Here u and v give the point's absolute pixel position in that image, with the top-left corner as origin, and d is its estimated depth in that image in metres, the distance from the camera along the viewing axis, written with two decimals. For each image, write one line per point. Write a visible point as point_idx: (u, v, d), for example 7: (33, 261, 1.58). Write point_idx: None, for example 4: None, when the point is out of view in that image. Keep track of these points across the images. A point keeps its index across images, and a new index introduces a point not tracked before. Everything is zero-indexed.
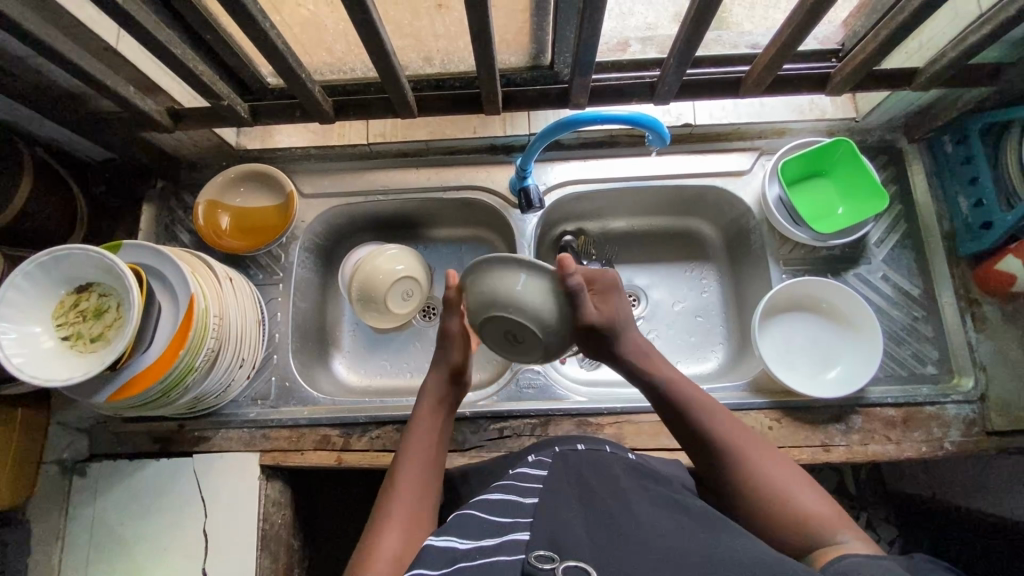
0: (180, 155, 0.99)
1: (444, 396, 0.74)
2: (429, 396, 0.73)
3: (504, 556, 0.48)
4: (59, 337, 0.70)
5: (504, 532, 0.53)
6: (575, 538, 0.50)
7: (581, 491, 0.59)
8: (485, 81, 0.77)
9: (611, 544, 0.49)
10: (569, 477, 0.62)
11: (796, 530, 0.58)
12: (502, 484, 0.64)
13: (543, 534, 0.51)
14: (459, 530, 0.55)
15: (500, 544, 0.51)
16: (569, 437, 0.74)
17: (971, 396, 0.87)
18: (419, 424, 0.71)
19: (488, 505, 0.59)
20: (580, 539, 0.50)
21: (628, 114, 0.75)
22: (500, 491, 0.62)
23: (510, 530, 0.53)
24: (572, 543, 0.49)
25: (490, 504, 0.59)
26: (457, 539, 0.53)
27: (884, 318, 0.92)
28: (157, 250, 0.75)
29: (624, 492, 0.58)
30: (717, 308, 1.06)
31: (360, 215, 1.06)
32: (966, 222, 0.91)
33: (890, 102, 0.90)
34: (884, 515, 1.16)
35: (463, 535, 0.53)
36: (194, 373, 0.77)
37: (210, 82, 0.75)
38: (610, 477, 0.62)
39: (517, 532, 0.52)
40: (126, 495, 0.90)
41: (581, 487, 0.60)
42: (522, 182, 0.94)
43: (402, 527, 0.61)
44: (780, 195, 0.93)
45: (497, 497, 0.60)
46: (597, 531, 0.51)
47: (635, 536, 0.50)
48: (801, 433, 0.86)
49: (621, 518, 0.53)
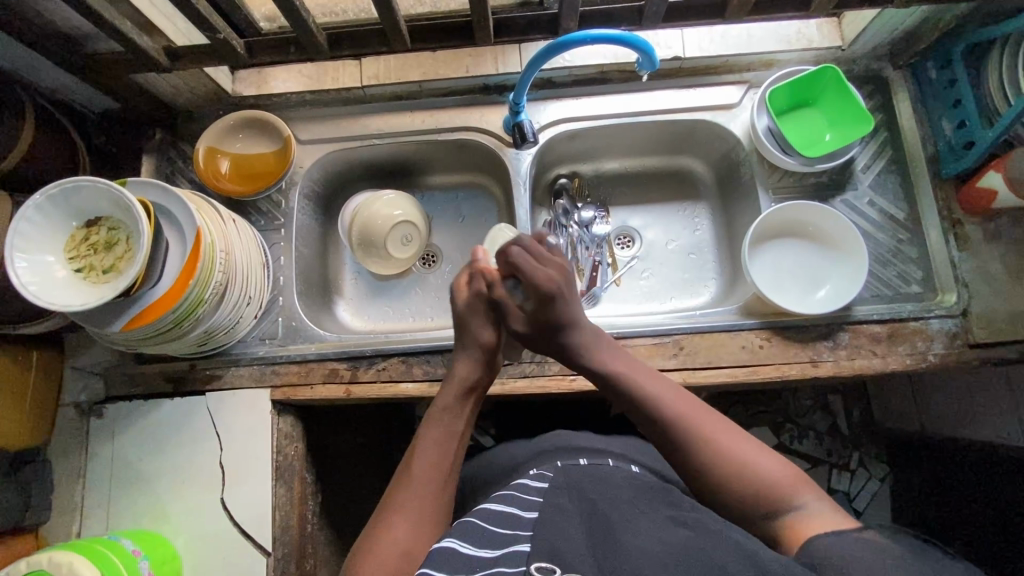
0: (176, 104, 1.00)
1: (475, 386, 0.74)
2: (451, 387, 0.73)
3: (507, 570, 0.52)
4: (72, 269, 0.72)
5: (506, 543, 0.56)
6: (578, 553, 0.53)
7: (582, 503, 0.61)
8: (476, 7, 0.78)
9: (613, 555, 0.52)
10: (569, 490, 0.64)
11: (765, 503, 0.59)
12: (501, 495, 0.66)
13: (545, 544, 0.54)
14: (462, 533, 0.58)
15: (502, 557, 0.54)
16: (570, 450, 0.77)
17: (954, 310, 0.90)
18: (440, 411, 0.71)
19: (489, 512, 0.61)
20: (581, 551, 0.54)
21: (618, 34, 0.76)
22: (500, 498, 0.65)
23: (511, 540, 0.57)
24: (574, 555, 0.53)
25: (490, 508, 0.62)
26: (461, 542, 0.56)
27: (870, 241, 0.95)
28: (163, 185, 0.78)
29: (623, 503, 0.60)
30: (709, 243, 1.10)
31: (357, 161, 1.07)
32: (950, 143, 0.93)
33: (875, 27, 0.91)
34: (875, 453, 1.33)
35: (468, 539, 0.56)
36: (204, 305, 0.80)
37: (206, 14, 0.75)
38: (612, 487, 0.64)
39: (520, 543, 0.56)
40: (143, 434, 0.93)
41: (583, 500, 0.62)
42: (515, 118, 0.95)
43: (409, 520, 0.62)
44: (769, 125, 0.95)
45: (497, 505, 0.63)
46: (598, 543, 0.55)
47: (632, 544, 0.53)
48: (790, 350, 0.90)
49: (620, 524, 0.56)
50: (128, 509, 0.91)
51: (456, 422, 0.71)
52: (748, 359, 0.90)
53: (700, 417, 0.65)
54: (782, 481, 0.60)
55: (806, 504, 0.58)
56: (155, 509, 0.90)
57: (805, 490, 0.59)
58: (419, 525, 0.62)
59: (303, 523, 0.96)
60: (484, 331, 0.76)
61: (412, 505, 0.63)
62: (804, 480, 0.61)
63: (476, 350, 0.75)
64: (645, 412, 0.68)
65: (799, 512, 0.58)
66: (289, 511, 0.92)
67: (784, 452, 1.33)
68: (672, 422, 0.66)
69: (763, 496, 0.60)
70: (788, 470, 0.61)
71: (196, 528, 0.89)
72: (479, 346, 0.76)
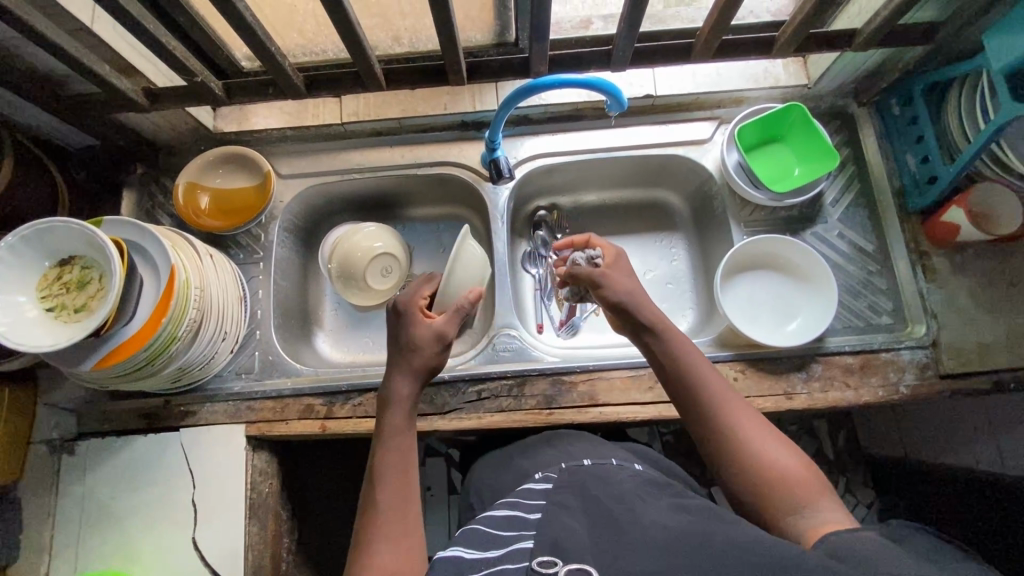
0: (158, 140, 1.02)
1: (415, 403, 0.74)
2: (396, 407, 0.73)
3: (510, 564, 0.53)
4: (43, 309, 0.72)
5: (509, 542, 0.57)
6: (577, 539, 0.53)
7: (584, 500, 0.62)
8: (449, 52, 0.80)
9: (613, 541, 0.52)
10: (573, 493, 0.64)
11: (785, 497, 0.61)
12: (507, 501, 0.67)
13: (547, 537, 0.54)
14: (466, 541, 0.60)
15: (504, 555, 0.55)
16: (574, 454, 0.78)
17: (924, 341, 0.92)
18: (393, 432, 0.71)
19: (495, 521, 0.63)
20: (581, 538, 0.54)
21: (585, 79, 0.78)
22: (506, 506, 0.66)
23: (515, 539, 0.57)
24: (575, 546, 0.52)
25: (489, 520, 0.63)
26: (465, 549, 0.58)
27: (840, 273, 0.97)
28: (138, 224, 0.79)
29: (625, 496, 0.61)
30: (686, 274, 1.11)
31: (338, 195, 1.09)
32: (915, 178, 0.96)
33: (838, 66, 0.95)
34: (862, 479, 1.33)
35: (472, 545, 0.59)
36: (178, 343, 0.80)
37: (183, 57, 0.77)
38: (614, 486, 0.64)
39: (521, 541, 0.56)
40: (117, 470, 0.91)
41: (586, 499, 0.62)
42: (491, 154, 0.97)
43: (388, 545, 0.62)
44: (739, 160, 0.98)
45: (502, 513, 0.64)
46: (600, 532, 0.54)
47: (633, 530, 0.53)
48: (764, 383, 0.90)
49: (621, 515, 0.56)
50: (97, 549, 0.89)
51: (405, 438, 0.72)
52: None
53: (734, 404, 0.70)
54: (802, 483, 0.62)
55: (821, 508, 0.59)
56: (125, 549, 0.89)
57: (825, 496, 0.61)
58: (403, 547, 0.62)
59: (276, 562, 0.94)
60: (436, 356, 0.76)
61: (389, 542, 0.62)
62: (825, 489, 0.62)
63: (419, 372, 0.75)
64: (687, 390, 0.73)
65: (814, 515, 0.58)
66: (261, 550, 0.91)
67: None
68: (708, 402, 0.71)
69: (782, 491, 0.62)
70: (813, 475, 0.63)
71: (166, 568, 0.88)
72: (417, 364, 0.75)
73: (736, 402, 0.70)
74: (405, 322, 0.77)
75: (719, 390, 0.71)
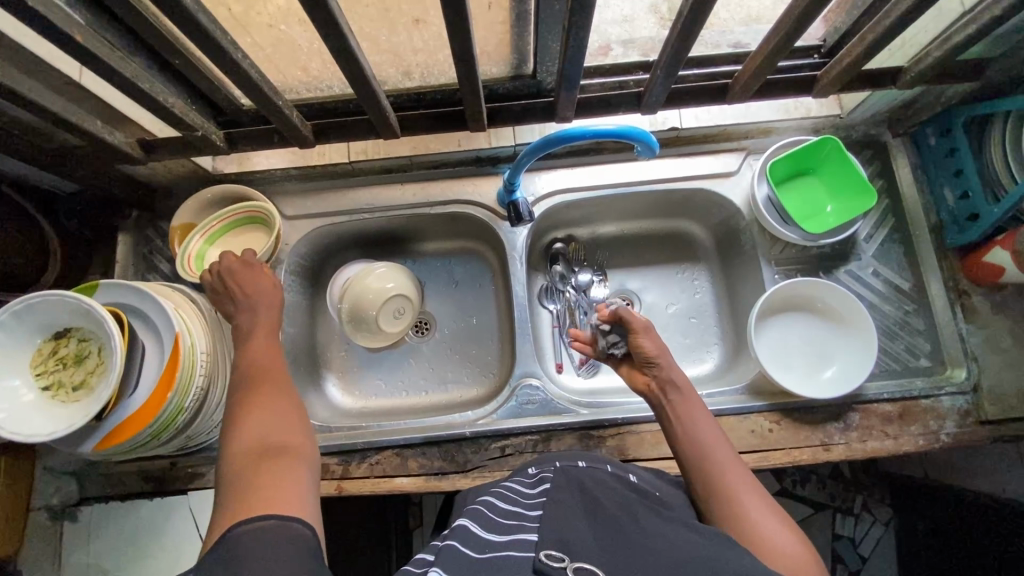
0: (154, 183, 0.96)
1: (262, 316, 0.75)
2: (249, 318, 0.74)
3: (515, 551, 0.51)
4: (39, 389, 0.67)
5: (512, 530, 0.55)
6: (586, 547, 0.51)
7: (585, 499, 0.60)
8: (469, 98, 0.75)
9: (622, 552, 0.51)
10: (574, 490, 0.61)
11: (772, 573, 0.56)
12: (505, 492, 0.65)
13: (553, 533, 0.53)
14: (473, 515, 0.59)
15: (510, 541, 0.53)
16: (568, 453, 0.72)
17: (965, 386, 0.88)
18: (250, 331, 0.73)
19: (497, 508, 0.60)
20: (589, 545, 0.52)
21: (615, 129, 0.72)
22: (506, 498, 0.63)
23: (517, 529, 0.55)
24: (581, 547, 0.51)
25: (490, 507, 0.61)
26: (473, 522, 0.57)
27: (876, 314, 0.93)
28: (138, 288, 0.73)
29: (630, 503, 0.59)
30: (710, 308, 1.07)
31: (345, 234, 1.03)
32: (953, 214, 0.92)
33: (876, 98, 0.90)
34: (878, 497, 1.28)
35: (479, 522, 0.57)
36: (185, 414, 0.75)
37: (183, 113, 0.71)
38: (615, 490, 0.61)
39: (525, 531, 0.54)
40: (124, 538, 0.88)
41: (587, 500, 0.59)
42: (510, 196, 0.92)
43: (259, 411, 0.62)
44: (769, 195, 0.93)
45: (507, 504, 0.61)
46: (608, 541, 0.52)
47: (647, 544, 0.51)
48: (800, 434, 0.87)
49: (629, 524, 0.54)
50: None
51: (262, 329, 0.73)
52: (757, 444, 0.86)
53: (731, 469, 0.65)
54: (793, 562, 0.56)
55: None
56: None
57: None
58: (277, 412, 0.62)
59: None
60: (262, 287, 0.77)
61: (252, 488, 0.53)
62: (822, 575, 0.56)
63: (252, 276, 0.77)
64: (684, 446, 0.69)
65: None
66: None
67: (786, 498, 1.28)
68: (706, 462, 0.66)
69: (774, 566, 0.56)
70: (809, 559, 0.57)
71: None
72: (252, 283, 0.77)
73: (736, 467, 0.66)
74: (249, 275, 0.77)
75: (717, 450, 0.67)
